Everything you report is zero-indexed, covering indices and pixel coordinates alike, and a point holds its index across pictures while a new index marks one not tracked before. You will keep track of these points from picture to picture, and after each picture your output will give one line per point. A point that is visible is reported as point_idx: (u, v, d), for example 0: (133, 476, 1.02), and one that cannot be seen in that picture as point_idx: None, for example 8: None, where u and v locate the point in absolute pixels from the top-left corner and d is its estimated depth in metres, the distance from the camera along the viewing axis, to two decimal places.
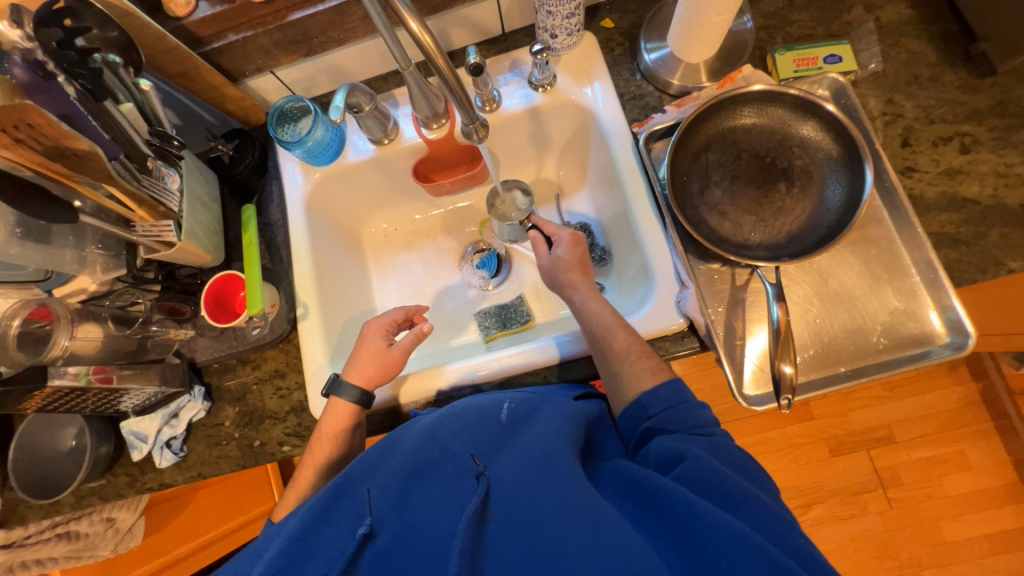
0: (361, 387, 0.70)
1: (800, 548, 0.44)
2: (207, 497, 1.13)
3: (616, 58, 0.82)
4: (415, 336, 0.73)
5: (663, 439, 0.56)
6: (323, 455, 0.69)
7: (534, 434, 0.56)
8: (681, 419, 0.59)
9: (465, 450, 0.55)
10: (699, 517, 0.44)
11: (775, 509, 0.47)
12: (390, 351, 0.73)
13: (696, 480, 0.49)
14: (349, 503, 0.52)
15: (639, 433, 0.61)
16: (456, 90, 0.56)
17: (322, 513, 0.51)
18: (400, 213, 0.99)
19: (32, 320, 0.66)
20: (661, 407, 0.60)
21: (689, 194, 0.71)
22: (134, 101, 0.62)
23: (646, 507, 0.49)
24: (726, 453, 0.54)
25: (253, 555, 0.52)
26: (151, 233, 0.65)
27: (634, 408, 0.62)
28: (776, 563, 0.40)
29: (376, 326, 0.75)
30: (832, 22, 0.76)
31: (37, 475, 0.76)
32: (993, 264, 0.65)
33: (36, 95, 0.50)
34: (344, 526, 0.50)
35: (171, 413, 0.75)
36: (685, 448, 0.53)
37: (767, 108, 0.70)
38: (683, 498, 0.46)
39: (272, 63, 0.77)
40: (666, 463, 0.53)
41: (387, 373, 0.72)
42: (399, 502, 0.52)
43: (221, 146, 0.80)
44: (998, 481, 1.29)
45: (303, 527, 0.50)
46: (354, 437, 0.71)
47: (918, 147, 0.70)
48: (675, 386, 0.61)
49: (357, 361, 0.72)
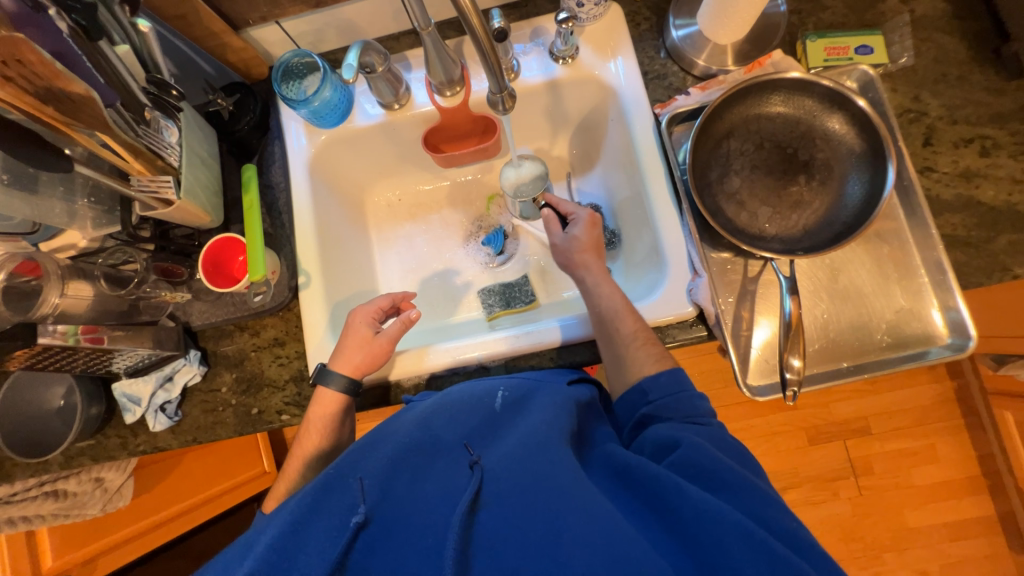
0: (349, 376, 0.69)
1: (792, 532, 0.45)
2: (195, 461, 1.12)
3: (641, 33, 0.78)
4: (401, 323, 0.72)
5: (660, 427, 0.56)
6: (312, 445, 0.68)
7: (527, 423, 0.56)
8: (679, 407, 0.59)
9: (457, 440, 0.56)
10: (690, 503, 0.45)
11: (766, 493, 0.48)
12: (376, 340, 0.71)
13: (690, 467, 0.50)
14: (340, 494, 0.50)
15: (636, 418, 0.61)
16: (489, 56, 0.53)
17: (312, 506, 0.49)
18: (405, 183, 0.96)
19: (18, 274, 0.63)
20: (662, 394, 0.60)
21: (708, 181, 0.70)
22: (130, 45, 0.57)
23: (638, 495, 0.49)
24: (723, 441, 0.55)
25: (242, 547, 0.50)
26: (148, 188, 0.60)
27: (634, 393, 0.62)
28: (766, 547, 0.41)
29: (363, 316, 0.73)
30: (866, 11, 0.74)
31: (23, 435, 0.74)
32: (999, 269, 0.66)
33: (26, 29, 0.45)
34: (336, 517, 0.49)
35: (165, 376, 0.73)
36: (681, 434, 0.54)
37: (796, 97, 0.68)
38: (675, 485, 0.47)
39: (278, 12, 0.73)
40: (660, 450, 0.54)
41: (375, 362, 0.71)
42: (392, 491, 0.51)
43: (221, 100, 0.74)
44: (963, 474, 1.35)
45: (293, 519, 0.48)
46: (344, 423, 0.70)
47: (939, 147, 0.70)
48: (677, 374, 0.61)
49: (344, 349, 0.70)
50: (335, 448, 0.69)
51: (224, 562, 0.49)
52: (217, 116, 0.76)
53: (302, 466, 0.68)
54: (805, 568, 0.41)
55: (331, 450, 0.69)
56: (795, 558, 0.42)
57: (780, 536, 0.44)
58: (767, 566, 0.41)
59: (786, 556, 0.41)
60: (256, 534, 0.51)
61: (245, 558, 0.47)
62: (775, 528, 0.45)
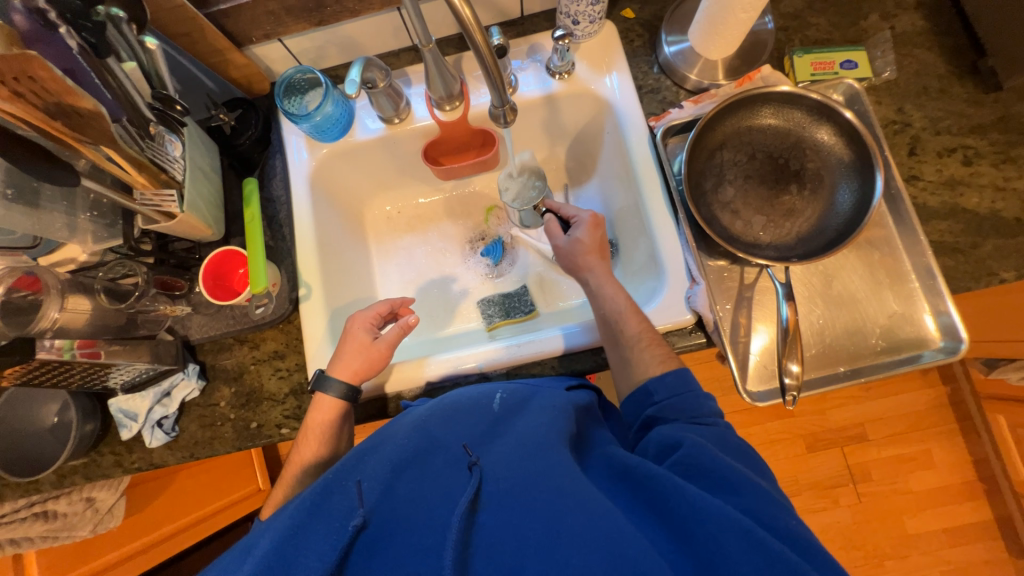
0: (348, 382, 0.69)
1: (792, 531, 0.45)
2: (188, 479, 1.10)
3: (635, 49, 0.81)
4: (400, 327, 0.71)
5: (663, 428, 0.57)
6: (310, 455, 0.67)
7: (526, 424, 0.56)
8: (685, 408, 0.59)
9: (457, 441, 0.55)
10: (689, 502, 0.45)
11: (769, 492, 0.48)
12: (375, 344, 0.71)
13: (690, 467, 0.50)
14: (340, 496, 0.50)
15: (642, 419, 0.62)
16: (491, 71, 0.54)
17: (311, 508, 0.49)
18: (404, 195, 0.97)
19: (16, 289, 0.63)
20: (668, 394, 0.61)
21: (703, 191, 0.72)
22: (137, 62, 0.58)
23: (638, 495, 0.49)
24: (726, 441, 0.55)
25: (241, 550, 0.49)
26: (151, 202, 0.61)
27: (641, 393, 0.62)
28: (766, 546, 0.42)
29: (360, 320, 0.73)
30: (848, 28, 0.77)
31: (14, 454, 0.72)
32: (986, 273, 0.68)
33: (37, 46, 0.46)
34: (335, 520, 0.48)
35: (163, 391, 0.72)
36: (683, 435, 0.54)
37: (786, 109, 0.71)
38: (675, 484, 0.47)
39: (281, 30, 0.74)
40: (663, 451, 0.54)
41: (372, 367, 0.71)
42: (392, 493, 0.50)
43: (223, 115, 0.75)
44: (960, 479, 1.36)
45: (293, 522, 0.48)
46: (341, 431, 0.69)
47: (924, 157, 0.72)
48: (683, 375, 0.62)
49: (342, 356, 0.69)
50: (333, 460, 0.68)
51: (224, 564, 0.48)
52: (219, 131, 0.77)
53: (300, 478, 0.67)
54: (804, 567, 0.41)
55: (329, 459, 0.68)
56: (795, 557, 0.42)
57: (779, 535, 0.44)
58: (766, 564, 0.41)
59: (785, 555, 0.41)
60: (255, 538, 0.50)
61: (245, 560, 0.47)
62: (776, 527, 0.45)
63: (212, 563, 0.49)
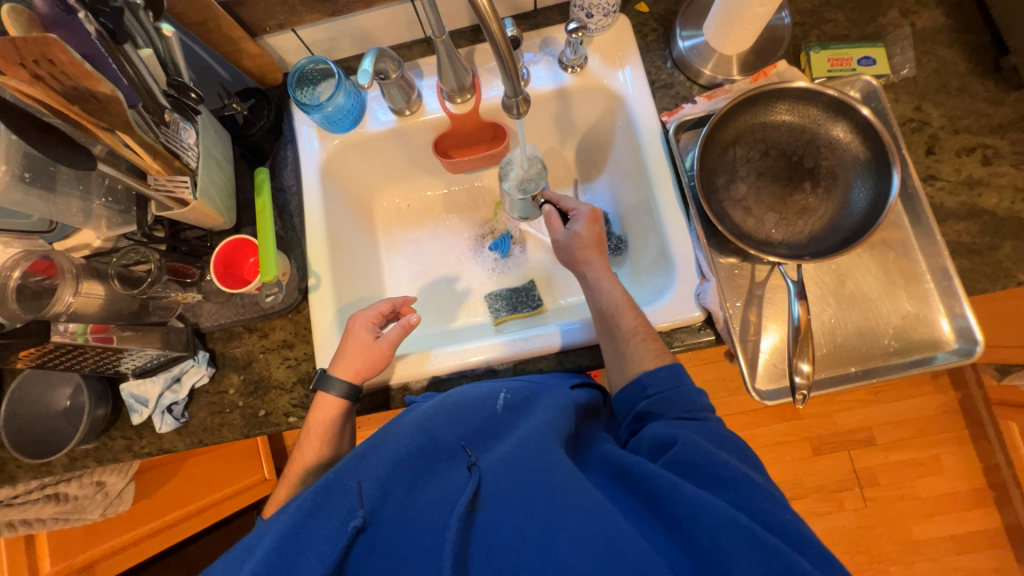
0: (349, 382, 0.69)
1: (788, 525, 0.44)
2: (196, 466, 1.11)
3: (649, 43, 0.80)
4: (402, 327, 0.71)
5: (656, 426, 0.56)
6: (313, 455, 0.67)
7: (528, 424, 0.56)
8: (675, 402, 0.59)
9: (457, 441, 0.56)
10: (685, 500, 0.45)
11: (767, 492, 0.47)
12: (376, 344, 0.71)
13: (684, 465, 0.49)
14: (340, 495, 0.50)
15: (635, 413, 0.61)
16: (506, 62, 0.54)
17: (312, 508, 0.49)
18: (413, 188, 0.97)
19: (31, 273, 0.64)
20: (662, 387, 0.60)
21: (716, 187, 0.71)
22: (154, 50, 0.59)
23: (636, 495, 0.49)
24: (717, 436, 0.55)
25: (241, 549, 0.49)
26: (164, 187, 0.61)
27: (634, 387, 0.62)
28: (764, 543, 0.41)
29: (362, 319, 0.73)
30: (867, 24, 0.76)
31: (28, 435, 0.73)
32: (1003, 275, 0.67)
33: (57, 31, 0.47)
34: (336, 520, 0.48)
35: (173, 377, 0.73)
36: (675, 432, 0.53)
37: (802, 106, 0.70)
38: (670, 483, 0.47)
39: (294, 21, 0.74)
40: (655, 449, 0.53)
41: (374, 366, 0.70)
42: (394, 493, 0.50)
43: (236, 105, 0.76)
44: (969, 485, 1.34)
45: (293, 523, 0.48)
46: (344, 432, 0.69)
47: (942, 156, 0.71)
48: (675, 369, 0.61)
49: (343, 355, 0.69)
50: (338, 451, 0.68)
51: (224, 565, 0.48)
52: (232, 120, 0.78)
53: (303, 470, 0.67)
54: (803, 566, 0.40)
55: (330, 460, 0.68)
56: (793, 554, 0.41)
57: (776, 531, 0.44)
58: (764, 562, 0.40)
59: (782, 551, 0.41)
60: (256, 538, 0.50)
61: (246, 561, 0.47)
62: (770, 523, 0.44)
63: (214, 562, 0.48)
